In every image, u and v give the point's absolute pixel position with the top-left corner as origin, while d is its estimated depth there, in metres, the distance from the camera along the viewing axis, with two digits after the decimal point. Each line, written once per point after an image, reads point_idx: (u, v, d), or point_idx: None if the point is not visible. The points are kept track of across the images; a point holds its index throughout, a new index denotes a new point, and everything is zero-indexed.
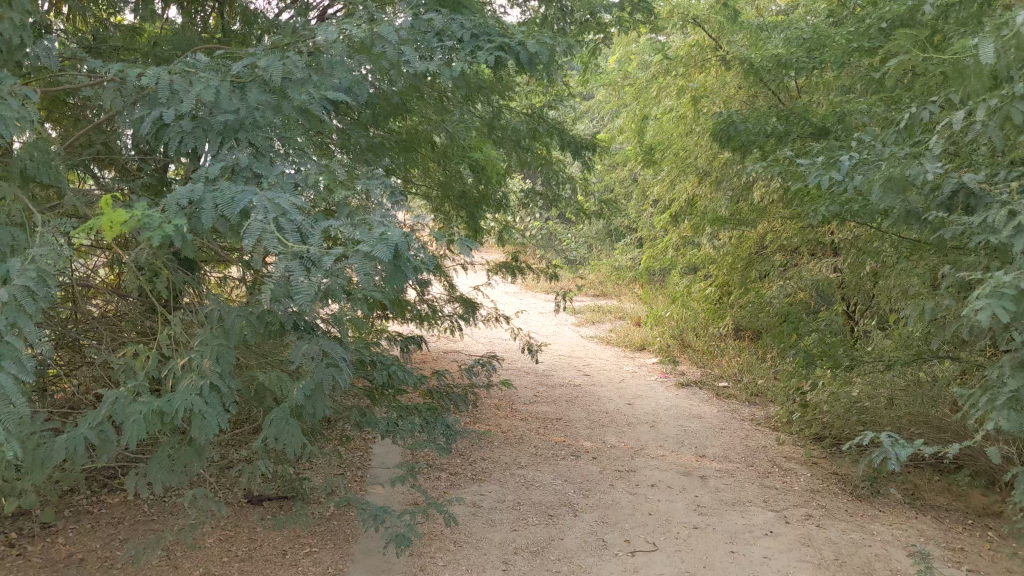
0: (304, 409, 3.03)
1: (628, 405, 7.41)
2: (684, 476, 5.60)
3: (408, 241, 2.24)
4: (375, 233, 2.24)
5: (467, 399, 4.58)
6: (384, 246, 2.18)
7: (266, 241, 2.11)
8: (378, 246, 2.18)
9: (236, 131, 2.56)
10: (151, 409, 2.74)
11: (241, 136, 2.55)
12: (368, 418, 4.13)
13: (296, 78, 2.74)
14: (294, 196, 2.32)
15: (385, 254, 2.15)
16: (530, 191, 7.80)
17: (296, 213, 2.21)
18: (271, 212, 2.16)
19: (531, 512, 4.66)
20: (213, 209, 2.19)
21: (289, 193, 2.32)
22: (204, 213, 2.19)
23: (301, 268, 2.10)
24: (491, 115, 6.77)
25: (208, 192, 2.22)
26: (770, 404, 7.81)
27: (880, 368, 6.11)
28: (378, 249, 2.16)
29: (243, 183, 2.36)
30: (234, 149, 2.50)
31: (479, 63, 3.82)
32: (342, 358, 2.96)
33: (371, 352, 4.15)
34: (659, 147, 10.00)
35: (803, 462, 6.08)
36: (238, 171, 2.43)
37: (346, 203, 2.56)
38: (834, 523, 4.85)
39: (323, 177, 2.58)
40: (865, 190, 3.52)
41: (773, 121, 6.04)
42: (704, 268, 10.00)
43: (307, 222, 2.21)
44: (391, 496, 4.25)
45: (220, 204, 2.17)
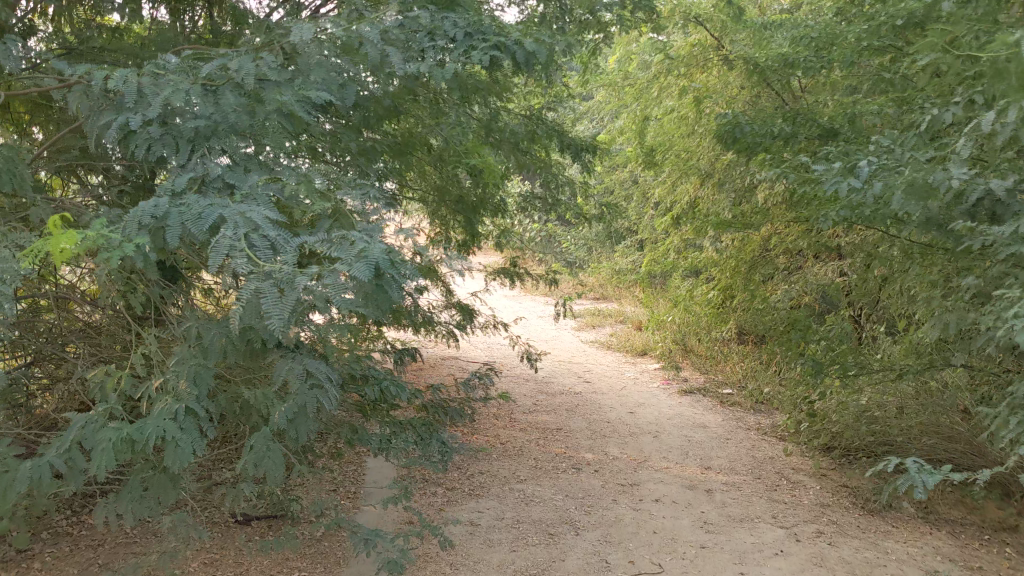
0: (287, 432, 2.85)
1: (630, 414, 7.22)
2: (689, 490, 5.42)
3: (391, 257, 2.09)
4: (354, 250, 2.10)
5: (464, 414, 4.40)
6: (362, 264, 2.03)
7: (236, 262, 2.01)
8: (356, 263, 2.04)
9: (207, 138, 2.42)
10: (121, 437, 2.57)
11: (213, 144, 2.41)
12: (360, 435, 3.94)
13: (272, 81, 2.65)
14: (269, 209, 2.23)
15: (362, 272, 2.00)
16: (528, 195, 7.62)
17: (269, 229, 2.12)
18: (241, 228, 2.08)
19: (531, 531, 4.47)
20: (179, 226, 2.12)
21: (263, 206, 2.22)
22: (169, 230, 2.11)
23: (273, 290, 1.98)
24: (488, 117, 6.74)
25: (173, 206, 2.14)
26: (775, 411, 7.62)
27: (890, 376, 5.92)
28: (356, 268, 2.02)
29: (214, 195, 2.24)
30: (205, 157, 2.36)
31: (473, 64, 3.69)
32: (328, 378, 2.78)
33: (363, 366, 3.97)
34: (660, 148, 9.82)
35: (812, 474, 5.89)
36: (208, 182, 2.32)
37: (326, 214, 2.41)
38: (847, 541, 4.67)
39: (301, 187, 2.44)
40: (885, 198, 3.36)
41: (779, 122, 5.85)
42: (707, 271, 9.81)
43: (281, 237, 2.11)
44: (384, 516, 4.06)
45: (186, 221, 2.10)
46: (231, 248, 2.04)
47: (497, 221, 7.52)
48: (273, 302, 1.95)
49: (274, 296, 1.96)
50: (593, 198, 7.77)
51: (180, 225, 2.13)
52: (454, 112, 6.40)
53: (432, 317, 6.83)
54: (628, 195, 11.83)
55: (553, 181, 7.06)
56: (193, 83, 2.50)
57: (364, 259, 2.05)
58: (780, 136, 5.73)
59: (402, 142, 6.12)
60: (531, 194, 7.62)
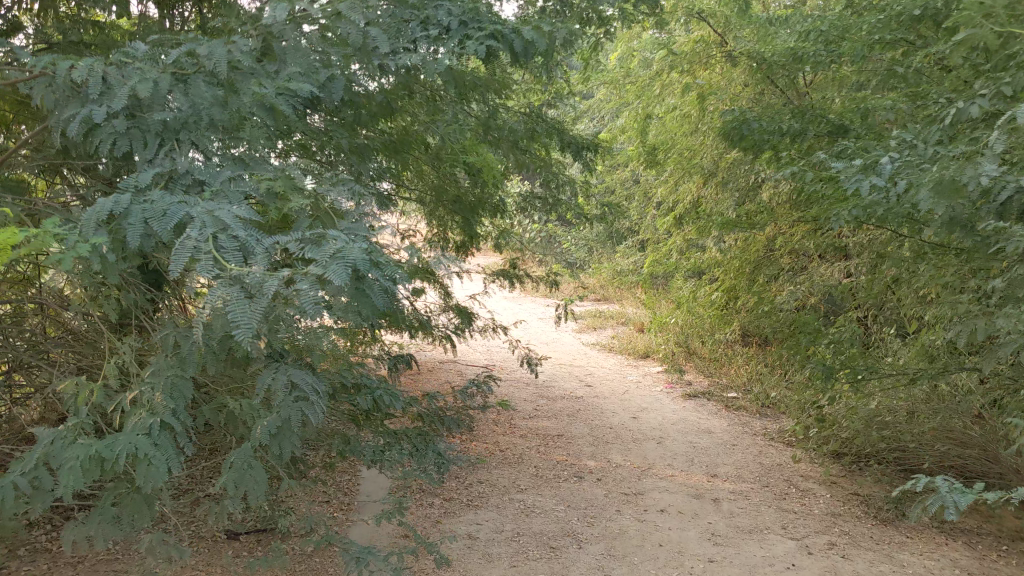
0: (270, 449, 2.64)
1: (634, 419, 7.04)
2: (695, 499, 5.23)
3: (369, 260, 1.96)
4: (331, 251, 1.96)
5: (462, 422, 4.21)
6: (337, 267, 1.91)
7: (200, 263, 1.89)
8: (332, 266, 1.91)
9: (176, 132, 2.38)
10: (90, 455, 2.37)
11: (183, 137, 2.36)
12: (352, 446, 3.76)
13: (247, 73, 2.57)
14: (241, 207, 2.12)
15: (337, 277, 1.88)
16: (528, 194, 7.44)
17: (239, 229, 2.00)
18: (207, 228, 1.97)
19: (532, 545, 4.29)
20: (141, 224, 2.02)
21: (233, 204, 2.12)
22: (131, 229, 2.02)
23: (240, 294, 1.86)
24: (488, 114, 6.55)
25: (136, 203, 2.05)
26: (781, 416, 7.44)
27: (902, 381, 5.69)
28: (331, 272, 1.90)
29: (181, 192, 2.15)
30: (172, 152, 2.31)
31: (469, 55, 3.52)
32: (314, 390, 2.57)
33: (355, 374, 3.78)
34: (662, 147, 9.64)
35: (821, 481, 5.71)
36: (176, 178, 2.23)
37: (305, 211, 2.29)
38: (861, 553, 4.49)
39: (278, 183, 2.33)
40: (907, 196, 3.17)
41: (788, 119, 5.67)
42: (710, 272, 9.63)
43: (251, 239, 2.00)
44: (378, 531, 3.87)
45: (150, 219, 2.00)
46: (196, 249, 1.93)
47: (497, 222, 7.34)
48: (241, 306, 1.83)
49: (241, 300, 1.84)
50: (594, 197, 7.59)
51: (142, 223, 2.03)
52: (452, 109, 6.22)
53: (429, 320, 6.66)
54: (629, 194, 11.65)
55: (554, 180, 6.88)
56: (161, 72, 2.44)
57: (341, 263, 1.92)
58: (788, 134, 5.54)
59: (397, 140, 5.93)
60: (531, 194, 7.44)
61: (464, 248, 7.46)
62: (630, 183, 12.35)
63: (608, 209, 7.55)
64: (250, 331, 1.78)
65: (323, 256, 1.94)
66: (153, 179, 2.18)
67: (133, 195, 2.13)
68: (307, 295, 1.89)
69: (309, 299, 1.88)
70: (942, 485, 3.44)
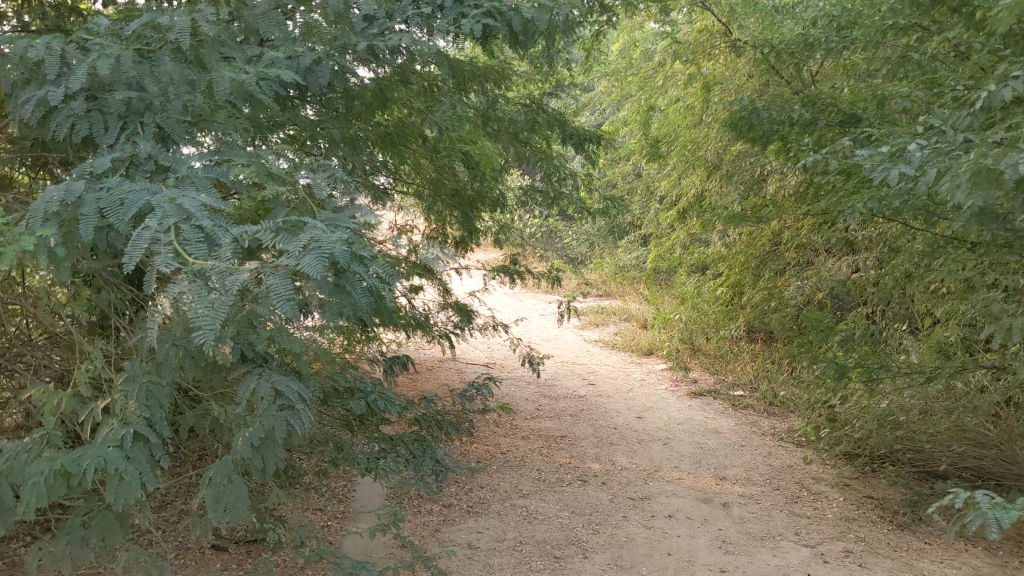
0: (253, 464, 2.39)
1: (638, 419, 6.85)
2: (704, 503, 5.05)
3: (349, 249, 1.75)
4: (304, 240, 1.77)
5: (461, 426, 4.02)
6: (311, 258, 1.71)
7: (158, 257, 1.73)
8: (305, 258, 1.71)
9: (140, 114, 2.27)
10: (55, 470, 2.15)
11: (147, 120, 2.26)
12: (346, 452, 3.56)
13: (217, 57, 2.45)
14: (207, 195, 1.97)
15: (309, 269, 1.68)
16: (529, 188, 7.25)
17: (204, 217, 1.84)
18: (168, 217, 1.82)
19: (535, 554, 4.10)
20: (96, 214, 1.88)
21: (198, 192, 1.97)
22: (85, 218, 1.88)
23: (203, 291, 1.69)
24: (487, 106, 6.38)
25: (91, 191, 1.92)
26: (790, 415, 7.25)
27: (918, 378, 5.45)
28: (304, 262, 1.70)
29: (142, 180, 2.03)
30: (134, 136, 2.19)
31: (464, 33, 3.38)
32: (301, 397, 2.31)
33: (348, 376, 3.59)
34: (665, 139, 9.45)
35: (834, 484, 5.52)
36: (137, 163, 2.11)
37: (280, 199, 2.11)
38: (878, 561, 4.30)
39: (251, 169, 2.18)
40: (936, 188, 2.97)
41: (798, 109, 5.49)
42: (714, 267, 9.44)
43: (217, 227, 1.83)
44: (373, 544, 3.68)
45: (105, 209, 1.86)
46: (154, 241, 1.78)
47: (497, 217, 7.15)
48: (203, 305, 1.66)
49: (203, 297, 1.68)
50: (596, 191, 7.40)
51: (97, 214, 1.89)
52: (451, 100, 6.03)
53: (428, 319, 6.47)
54: (631, 188, 11.47)
55: (556, 172, 6.69)
56: (125, 50, 2.34)
57: (316, 252, 1.72)
58: (798, 124, 5.36)
59: (393, 132, 5.74)
60: (531, 187, 7.25)
61: (463, 244, 7.27)
62: (632, 177, 12.16)
63: (611, 203, 7.36)
64: (211, 332, 1.61)
65: (296, 246, 1.75)
66: (110, 165, 2.05)
67: (88, 182, 2.01)
68: (278, 291, 1.70)
69: (279, 295, 1.70)
70: (982, 500, 3.23)
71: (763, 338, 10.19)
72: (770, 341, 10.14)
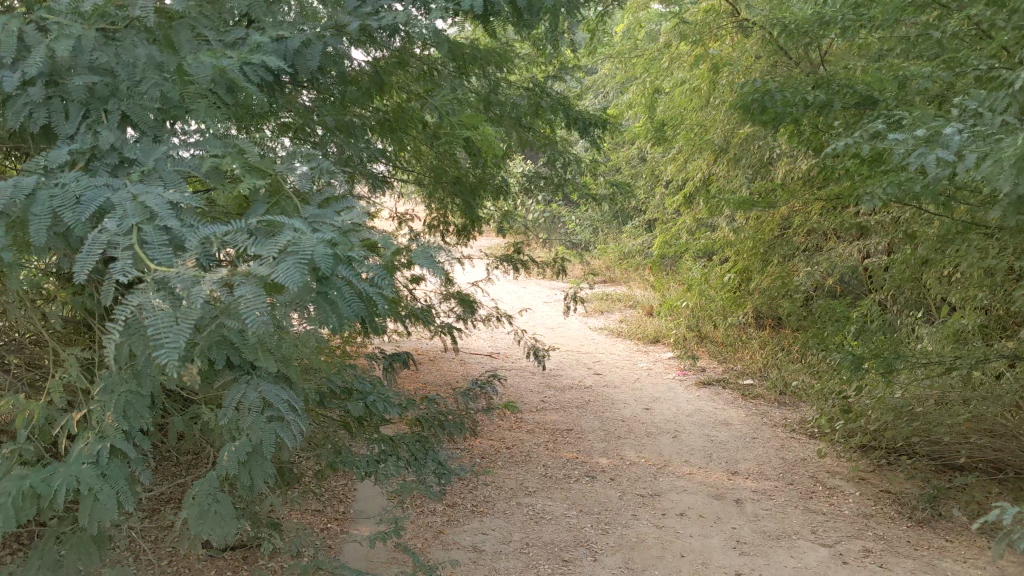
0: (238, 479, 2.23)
1: (646, 410, 6.69)
2: (716, 500, 4.88)
3: (330, 254, 1.58)
4: (281, 244, 1.59)
5: (464, 426, 3.84)
6: (287, 265, 1.53)
7: (116, 263, 1.59)
8: (281, 265, 1.53)
9: (105, 100, 2.10)
10: (23, 491, 1.98)
11: (112, 107, 2.09)
12: (343, 457, 3.39)
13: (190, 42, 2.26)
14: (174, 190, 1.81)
15: (285, 279, 1.51)
16: (531, 173, 7.05)
17: (170, 217, 1.68)
18: (128, 218, 1.66)
19: (542, 557, 3.94)
20: (48, 214, 1.72)
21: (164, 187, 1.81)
22: (36, 219, 1.72)
23: (165, 304, 1.56)
24: (489, 89, 6.19)
25: (44, 189, 1.75)
26: (801, 405, 7.08)
27: (938, 369, 5.24)
28: (278, 271, 1.53)
29: (102, 175, 1.87)
30: (98, 126, 2.04)
31: (462, 9, 3.18)
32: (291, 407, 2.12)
33: (344, 377, 3.41)
34: (671, 123, 9.25)
35: (849, 478, 5.35)
36: (99, 156, 1.95)
37: (257, 192, 1.95)
38: (899, 562, 4.13)
39: (226, 160, 2.02)
40: (971, 172, 2.78)
41: (812, 90, 5.30)
42: (722, 252, 9.26)
43: (184, 228, 1.68)
44: (373, 551, 3.51)
45: (59, 208, 1.70)
46: (112, 245, 1.62)
47: (500, 203, 6.96)
48: (164, 320, 1.53)
49: (166, 311, 1.55)
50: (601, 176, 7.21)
51: (49, 214, 1.72)
52: (450, 84, 5.84)
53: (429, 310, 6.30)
54: (636, 173, 11.27)
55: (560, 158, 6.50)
56: (88, 29, 2.13)
57: (293, 258, 1.55)
58: (813, 106, 5.16)
59: (392, 118, 5.55)
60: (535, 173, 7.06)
61: (466, 232, 7.09)
62: (637, 162, 11.96)
63: (616, 188, 7.16)
64: (172, 353, 1.49)
65: (271, 251, 1.57)
66: (66, 158, 1.90)
67: (43, 176, 1.86)
68: (249, 303, 1.55)
69: (252, 307, 1.53)
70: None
71: (771, 325, 10.05)
72: (778, 327, 10.01)
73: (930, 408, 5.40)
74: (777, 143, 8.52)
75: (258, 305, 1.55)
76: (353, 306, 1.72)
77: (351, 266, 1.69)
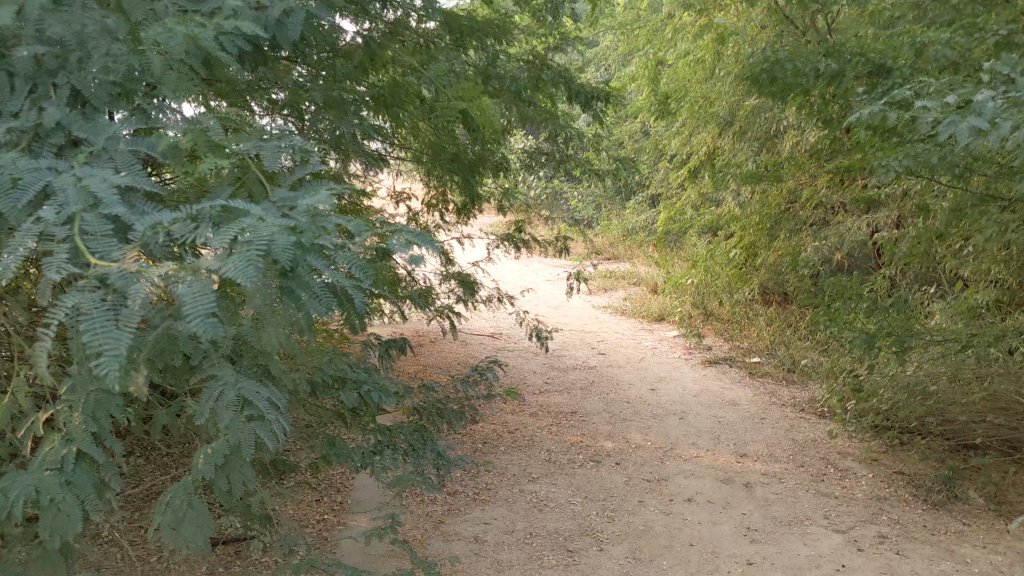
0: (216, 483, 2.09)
1: (652, 391, 6.55)
2: (725, 484, 4.74)
3: (287, 244, 1.45)
4: (232, 235, 1.46)
5: (463, 414, 3.69)
6: (237, 259, 1.41)
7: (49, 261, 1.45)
8: (230, 259, 1.41)
9: (53, 74, 1.93)
10: None
11: (60, 80, 1.92)
12: (337, 448, 3.25)
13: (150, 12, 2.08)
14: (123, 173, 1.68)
15: (233, 274, 1.38)
16: (531, 149, 6.88)
17: (113, 204, 1.54)
18: (67, 206, 1.51)
19: (546, 547, 3.80)
20: None
21: (112, 170, 1.67)
22: None
23: (102, 305, 1.39)
24: (487, 62, 6.01)
25: None
26: (810, 383, 6.93)
27: (954, 347, 5.08)
28: (226, 265, 1.40)
29: (44, 156, 1.70)
30: (43, 102, 1.87)
31: None
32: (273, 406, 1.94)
33: (339, 365, 3.27)
34: (675, 96, 9.06)
35: (861, 460, 5.21)
36: (42, 136, 1.76)
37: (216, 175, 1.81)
38: (916, 548, 3.99)
39: (185, 138, 1.86)
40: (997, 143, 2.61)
41: (823, 59, 5.11)
42: (727, 228, 9.08)
43: (129, 214, 1.54)
44: (369, 548, 3.38)
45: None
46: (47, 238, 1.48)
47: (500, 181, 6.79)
48: (101, 323, 1.37)
49: (103, 312, 1.38)
50: (604, 152, 7.03)
51: None
52: (448, 57, 5.66)
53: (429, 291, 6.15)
54: (639, 148, 11.07)
55: (562, 134, 6.33)
56: None
57: (244, 250, 1.42)
58: (824, 76, 4.99)
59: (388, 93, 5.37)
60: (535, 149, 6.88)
61: (465, 211, 6.92)
62: (639, 136, 11.76)
63: (619, 164, 6.99)
64: (112, 360, 1.32)
65: (221, 243, 1.45)
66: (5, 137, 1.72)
67: None
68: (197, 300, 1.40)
69: (199, 303, 1.38)
70: None
71: (777, 302, 9.89)
72: (784, 304, 9.87)
73: (946, 386, 5.26)
74: (784, 115, 8.33)
75: (207, 302, 1.40)
76: (321, 302, 1.58)
77: (315, 258, 1.56)
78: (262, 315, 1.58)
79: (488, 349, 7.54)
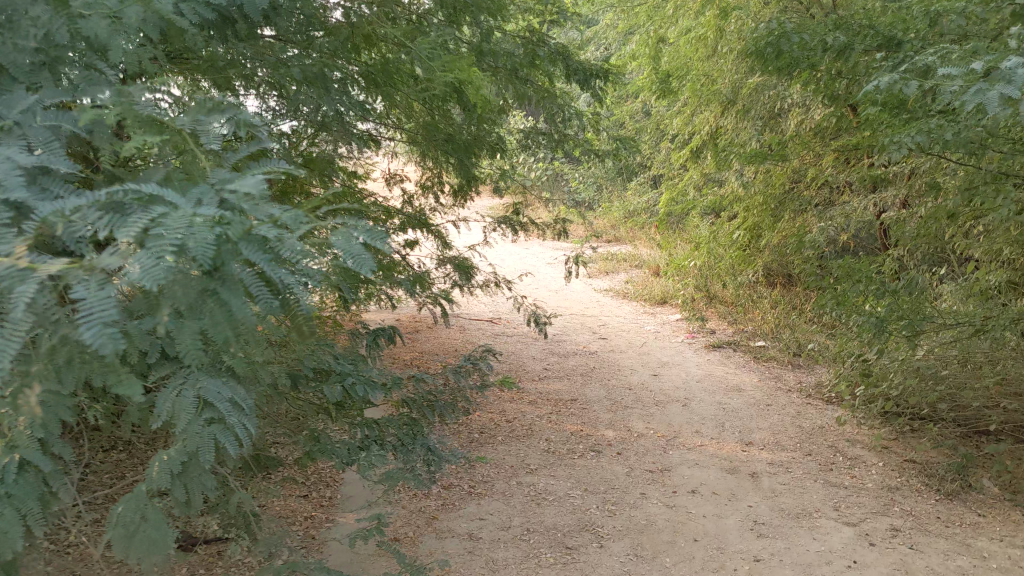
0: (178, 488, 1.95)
1: (654, 377, 6.38)
2: (730, 474, 4.58)
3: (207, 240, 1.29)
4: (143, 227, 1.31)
5: (456, 407, 3.53)
6: (142, 256, 1.27)
7: None
8: (135, 259, 1.26)
9: None
10: None
11: None
12: (322, 444, 3.09)
13: None
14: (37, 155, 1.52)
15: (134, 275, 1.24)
16: (528, 130, 6.68)
17: (18, 187, 1.40)
18: None
19: (543, 544, 3.64)
20: None
21: (21, 150, 1.50)
22: None
23: None
24: (482, 39, 5.81)
25: None
26: (816, 367, 6.76)
27: (969, 331, 4.92)
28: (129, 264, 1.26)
29: None
30: None
31: None
32: (230, 407, 1.81)
33: (323, 357, 3.10)
34: (678, 73, 8.85)
35: (870, 447, 5.04)
36: None
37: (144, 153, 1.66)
38: (930, 542, 3.82)
39: (114, 112, 1.68)
40: None
41: (832, 32, 4.92)
42: (731, 208, 8.88)
43: (36, 201, 1.40)
44: (356, 549, 3.22)
45: None
46: None
47: (497, 162, 6.59)
48: None
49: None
50: (604, 132, 6.84)
51: None
52: (442, 34, 5.46)
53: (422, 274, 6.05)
54: (641, 128, 10.86)
55: (560, 113, 6.13)
56: None
57: (153, 247, 1.27)
58: (832, 50, 4.79)
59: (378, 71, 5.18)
60: (532, 129, 6.68)
61: (462, 193, 6.73)
62: (641, 117, 11.55)
63: (620, 144, 6.79)
64: None
65: (127, 237, 1.30)
66: None
67: None
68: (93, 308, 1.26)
69: (96, 312, 1.25)
70: None
71: (782, 284, 9.70)
72: (789, 286, 9.69)
73: (957, 369, 5.10)
74: (788, 92, 8.13)
75: (107, 308, 1.27)
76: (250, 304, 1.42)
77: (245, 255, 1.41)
78: (185, 318, 1.43)
79: (487, 335, 7.37)
